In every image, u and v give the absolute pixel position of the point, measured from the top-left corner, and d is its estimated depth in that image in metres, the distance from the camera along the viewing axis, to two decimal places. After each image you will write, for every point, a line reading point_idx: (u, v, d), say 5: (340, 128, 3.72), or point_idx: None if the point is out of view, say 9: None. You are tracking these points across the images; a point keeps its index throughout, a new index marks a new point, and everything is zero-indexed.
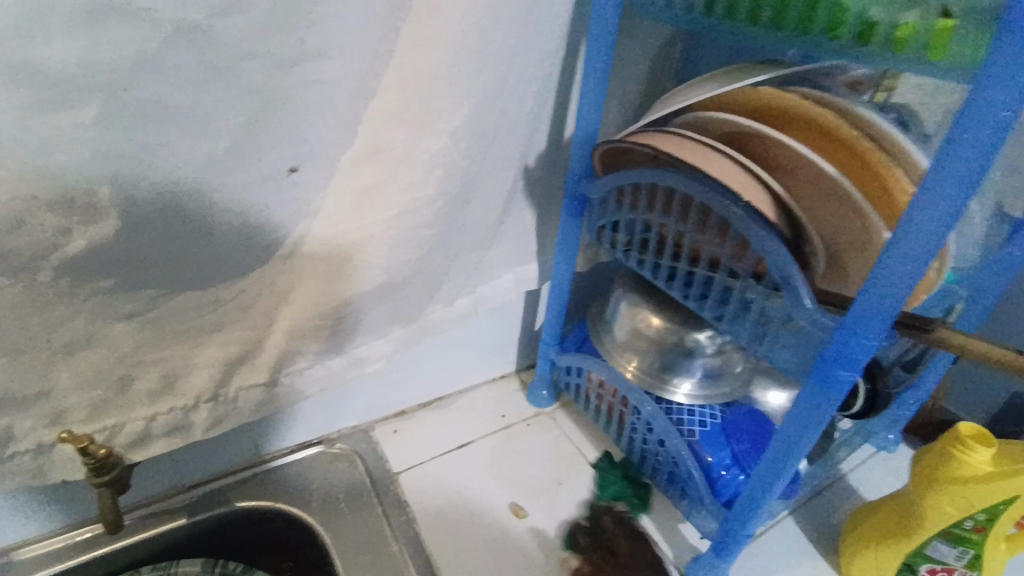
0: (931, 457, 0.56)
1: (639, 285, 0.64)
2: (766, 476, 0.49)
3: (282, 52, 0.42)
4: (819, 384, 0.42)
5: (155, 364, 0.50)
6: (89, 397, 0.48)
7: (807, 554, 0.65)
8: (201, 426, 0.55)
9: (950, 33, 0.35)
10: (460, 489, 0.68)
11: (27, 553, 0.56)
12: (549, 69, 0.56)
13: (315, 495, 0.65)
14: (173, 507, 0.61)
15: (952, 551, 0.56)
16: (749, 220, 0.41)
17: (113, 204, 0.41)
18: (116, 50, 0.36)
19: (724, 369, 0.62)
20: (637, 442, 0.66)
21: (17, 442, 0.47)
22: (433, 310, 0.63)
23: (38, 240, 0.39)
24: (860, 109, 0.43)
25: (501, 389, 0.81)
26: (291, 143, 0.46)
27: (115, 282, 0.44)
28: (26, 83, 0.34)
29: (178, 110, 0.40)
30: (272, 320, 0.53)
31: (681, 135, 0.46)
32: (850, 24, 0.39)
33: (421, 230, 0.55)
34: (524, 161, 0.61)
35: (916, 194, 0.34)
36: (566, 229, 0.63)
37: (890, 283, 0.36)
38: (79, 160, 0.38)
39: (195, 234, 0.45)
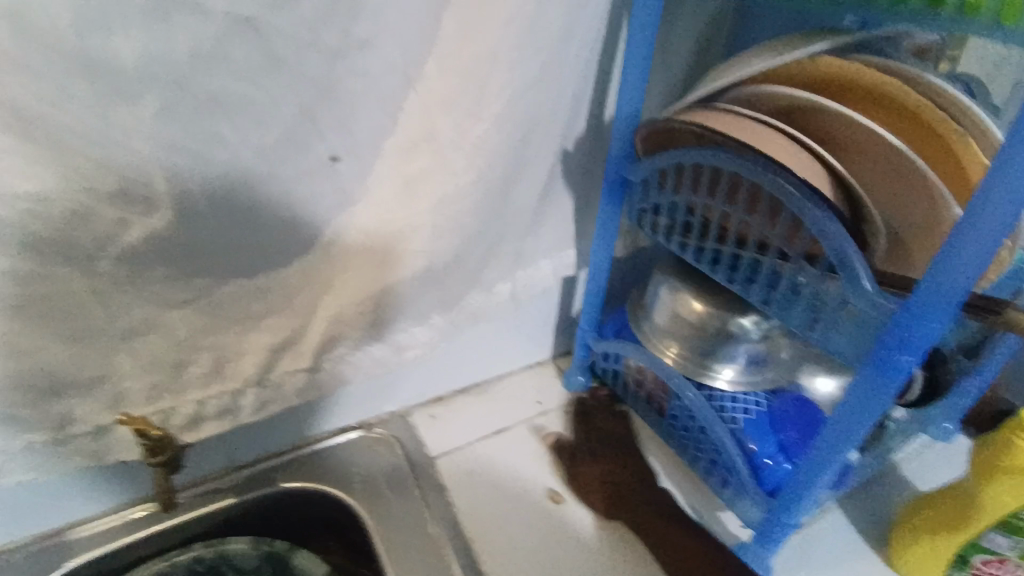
0: (988, 445, 0.53)
1: (680, 271, 0.62)
2: (817, 465, 0.48)
3: (327, 40, 0.42)
4: (876, 371, 0.40)
5: (206, 351, 0.52)
6: (146, 381, 0.50)
7: (855, 546, 0.63)
8: (249, 410, 0.57)
9: None
10: (497, 474, 0.69)
11: (79, 532, 0.59)
12: (591, 48, 0.54)
13: (357, 477, 0.67)
14: (224, 486, 0.63)
15: (1007, 542, 0.53)
16: (804, 200, 0.40)
17: (165, 196, 0.42)
18: (168, 44, 0.37)
19: (770, 356, 0.61)
20: (679, 429, 0.65)
21: (80, 424, 0.49)
22: (471, 297, 0.63)
23: (98, 233, 0.41)
24: (929, 77, 0.40)
25: (538, 376, 0.81)
26: (334, 132, 0.46)
27: (169, 272, 0.46)
28: (83, 79, 0.36)
29: (225, 101, 0.41)
30: (315, 306, 0.54)
31: (732, 112, 0.44)
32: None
33: (460, 217, 0.54)
34: (564, 145, 0.60)
35: (991, 169, 0.32)
36: (606, 213, 0.62)
37: (960, 265, 0.34)
38: (135, 153, 0.39)
39: (243, 224, 0.47)
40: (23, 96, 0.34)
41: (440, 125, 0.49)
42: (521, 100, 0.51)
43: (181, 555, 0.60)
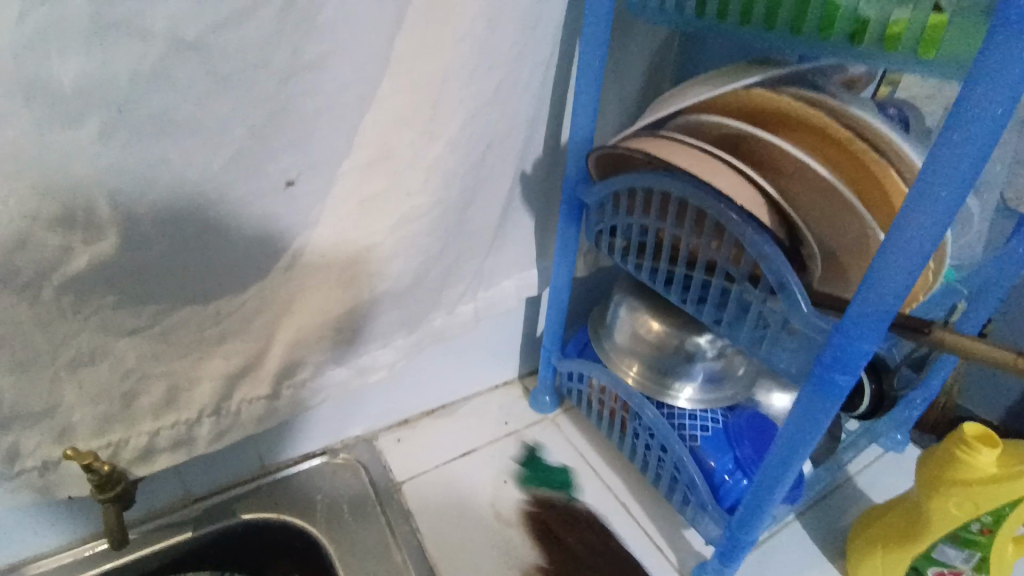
0: (932, 459, 0.55)
1: (639, 290, 0.64)
2: (769, 481, 0.49)
3: (278, 66, 0.42)
4: (818, 389, 0.41)
5: (159, 379, 0.51)
6: (94, 412, 0.49)
7: (815, 558, 0.64)
8: (204, 440, 0.55)
9: (942, 29, 0.35)
10: (464, 497, 0.68)
11: (37, 568, 0.56)
12: (544, 74, 0.56)
13: (319, 505, 0.65)
14: (178, 521, 0.61)
15: (959, 554, 0.56)
16: (742, 224, 0.41)
17: (113, 222, 0.42)
18: (115, 72, 0.37)
19: (727, 373, 0.62)
20: (640, 448, 0.64)
21: (23, 459, 0.47)
22: (435, 318, 0.63)
23: (40, 259, 0.40)
24: (857, 110, 0.42)
25: (505, 396, 0.81)
26: (288, 156, 0.46)
27: (118, 299, 0.45)
28: (25, 105, 0.35)
29: (175, 127, 0.41)
30: (274, 331, 0.54)
31: (676, 140, 0.46)
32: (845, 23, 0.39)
33: (419, 239, 0.54)
34: (522, 168, 0.61)
35: (908, 196, 0.33)
36: (565, 233, 0.63)
37: (886, 284, 0.35)
38: (81, 178, 0.39)
39: (197, 248, 0.46)
40: None
41: (395, 149, 0.49)
42: (477, 123, 0.52)
43: None
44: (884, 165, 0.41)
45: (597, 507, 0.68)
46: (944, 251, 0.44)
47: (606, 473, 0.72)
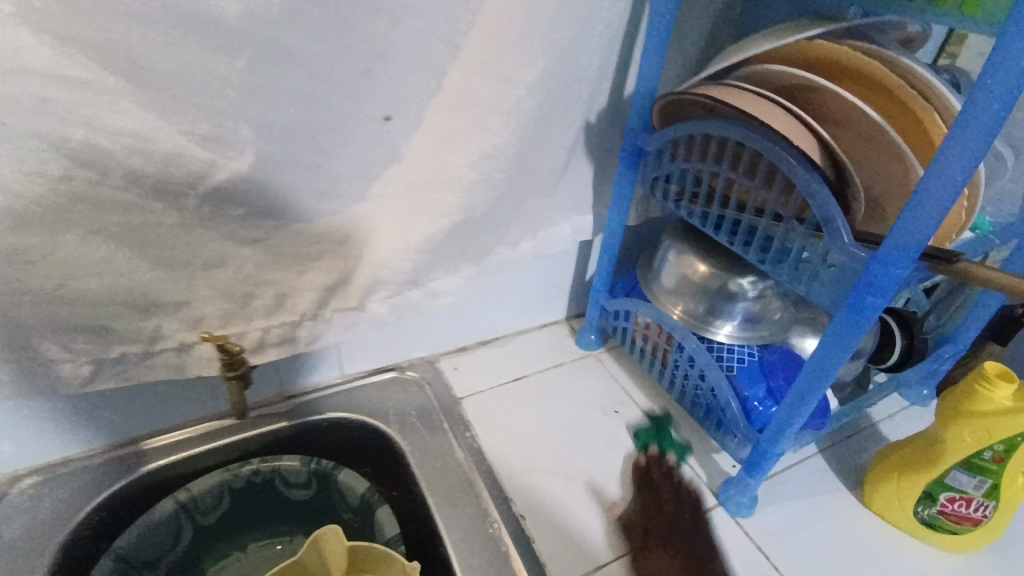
0: (954, 395, 0.59)
1: (687, 236, 0.70)
2: (798, 400, 0.55)
3: (392, 11, 0.49)
4: (850, 312, 0.47)
5: (272, 285, 0.60)
6: (221, 307, 0.58)
7: (831, 487, 0.70)
8: (303, 341, 0.65)
9: None
10: (514, 415, 0.76)
11: (155, 443, 0.67)
12: (617, 27, 0.61)
13: (391, 410, 0.74)
14: (278, 411, 0.72)
15: (971, 481, 0.59)
16: (794, 163, 0.46)
17: (250, 141, 0.50)
18: (267, 11, 0.45)
19: (763, 315, 0.67)
20: (679, 378, 0.71)
21: (165, 339, 0.57)
22: (500, 252, 0.71)
23: (192, 171, 0.49)
24: (911, 62, 0.46)
25: (552, 333, 0.88)
26: (390, 93, 0.54)
27: (245, 211, 0.54)
28: (200, 36, 0.44)
29: (305, 62, 0.48)
30: (364, 253, 0.62)
31: (739, 88, 0.51)
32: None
33: (495, 174, 0.61)
34: (587, 117, 0.67)
35: (949, 134, 0.38)
36: (622, 181, 0.69)
37: (918, 215, 0.41)
38: (228, 102, 0.47)
39: (308, 170, 0.54)
40: (144, 46, 0.42)
41: (482, 90, 0.56)
42: (554, 70, 0.58)
43: (241, 467, 0.67)
44: (931, 112, 0.45)
45: (636, 431, 0.75)
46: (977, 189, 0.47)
47: (645, 404, 0.79)
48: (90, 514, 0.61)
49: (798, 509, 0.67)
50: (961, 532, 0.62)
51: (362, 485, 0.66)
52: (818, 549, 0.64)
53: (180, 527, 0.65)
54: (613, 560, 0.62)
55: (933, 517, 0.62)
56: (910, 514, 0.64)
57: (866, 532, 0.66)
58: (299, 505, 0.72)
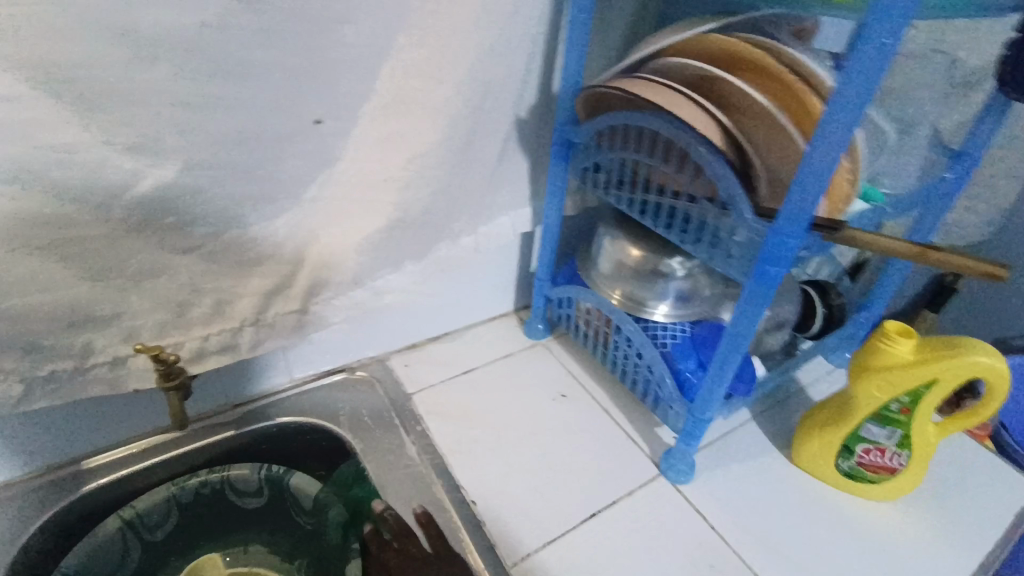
0: (861, 355, 0.65)
1: (620, 223, 0.73)
2: (722, 366, 0.60)
3: (315, 16, 0.50)
4: (756, 280, 0.52)
5: (210, 293, 0.59)
6: (156, 318, 0.58)
7: (765, 448, 0.75)
8: (245, 347, 0.64)
9: None
10: (467, 407, 0.78)
11: (95, 463, 0.65)
12: (540, 26, 0.64)
13: (344, 411, 0.75)
14: (224, 421, 0.71)
15: (883, 432, 0.65)
16: (700, 147, 0.50)
17: (176, 150, 0.50)
18: (185, 19, 0.45)
19: (694, 292, 0.71)
20: (619, 358, 0.74)
21: (98, 355, 0.56)
22: (441, 248, 0.72)
23: (114, 181, 0.48)
24: (793, 52, 0.51)
25: (501, 325, 0.91)
26: (320, 97, 0.55)
27: (176, 220, 0.53)
28: (117, 45, 0.43)
29: (228, 68, 0.49)
30: (303, 255, 0.62)
31: (649, 80, 0.54)
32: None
33: (429, 171, 0.63)
34: (518, 113, 0.69)
35: (826, 112, 0.43)
36: (555, 173, 0.72)
37: (804, 188, 0.46)
38: (151, 109, 0.47)
39: (239, 175, 0.54)
40: (57, 54, 0.42)
41: (410, 91, 0.57)
42: (479, 69, 0.60)
43: (189, 479, 0.66)
44: (812, 95, 0.49)
45: (583, 413, 0.78)
46: (858, 161, 0.52)
47: (592, 387, 0.82)
48: (29, 540, 0.58)
49: (735, 473, 0.72)
50: (882, 481, 0.68)
51: (314, 486, 0.67)
52: (754, 506, 0.68)
53: (127, 545, 0.64)
54: (565, 536, 0.65)
55: (854, 468, 0.68)
56: (834, 468, 0.69)
57: (796, 489, 0.71)
58: (253, 513, 0.71)
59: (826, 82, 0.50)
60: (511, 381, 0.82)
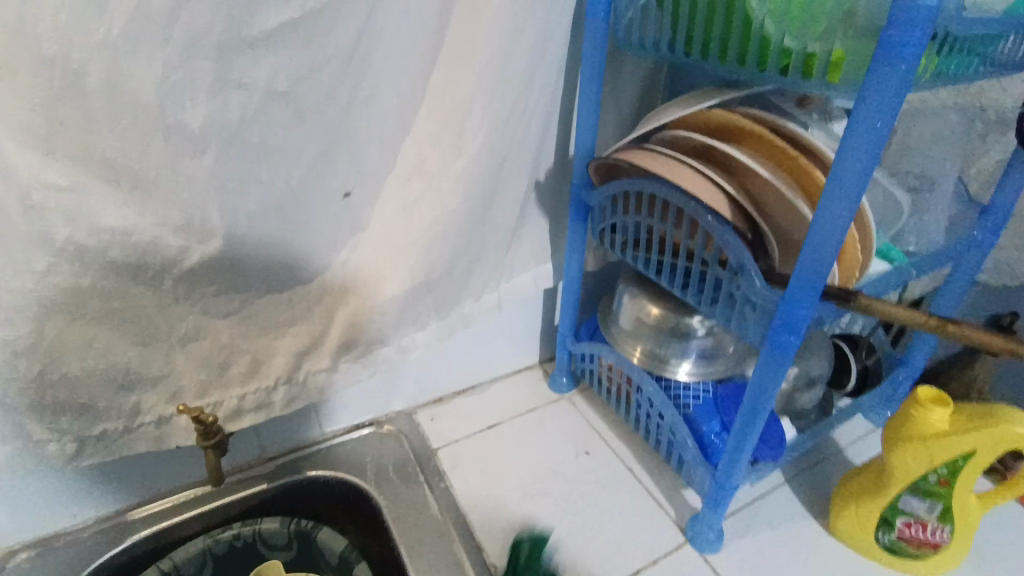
0: (894, 421, 0.62)
1: (638, 281, 0.74)
2: (743, 432, 0.59)
3: (341, 103, 0.55)
4: (771, 349, 0.52)
5: (247, 353, 0.63)
6: (198, 377, 0.61)
7: (797, 513, 0.72)
8: (279, 404, 0.67)
9: (844, 60, 0.43)
10: (490, 462, 0.78)
11: (140, 513, 0.69)
12: (551, 103, 0.68)
13: (370, 465, 0.77)
14: (258, 473, 0.74)
15: (922, 504, 0.61)
16: (707, 217, 0.52)
17: (219, 227, 0.55)
18: (227, 114, 0.50)
19: (718, 350, 0.71)
20: (642, 417, 0.74)
21: (145, 414, 0.60)
22: (465, 305, 0.74)
23: (165, 256, 0.53)
24: (794, 126, 0.52)
25: (526, 378, 0.92)
26: (349, 174, 0.59)
27: (216, 287, 0.58)
28: (166, 140, 0.49)
29: (262, 152, 0.53)
30: (333, 314, 0.65)
31: (657, 152, 0.57)
32: (796, 52, 0.46)
33: (451, 237, 0.65)
34: (535, 178, 0.72)
35: (828, 189, 0.44)
36: (574, 233, 0.74)
37: (813, 260, 0.46)
38: (197, 193, 0.52)
39: (275, 247, 0.59)
40: (119, 153, 0.47)
41: (429, 165, 0.61)
42: (498, 141, 0.63)
43: (224, 532, 0.69)
44: (813, 167, 0.50)
45: (607, 472, 0.78)
46: (868, 228, 0.52)
47: (616, 443, 0.82)
48: None
49: (764, 540, 0.69)
50: (924, 556, 0.64)
51: (341, 544, 0.69)
52: None
53: None
54: None
55: (893, 542, 0.64)
56: (873, 540, 0.65)
57: (833, 560, 0.67)
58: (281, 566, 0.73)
59: (824, 151, 0.52)
60: (536, 433, 0.83)
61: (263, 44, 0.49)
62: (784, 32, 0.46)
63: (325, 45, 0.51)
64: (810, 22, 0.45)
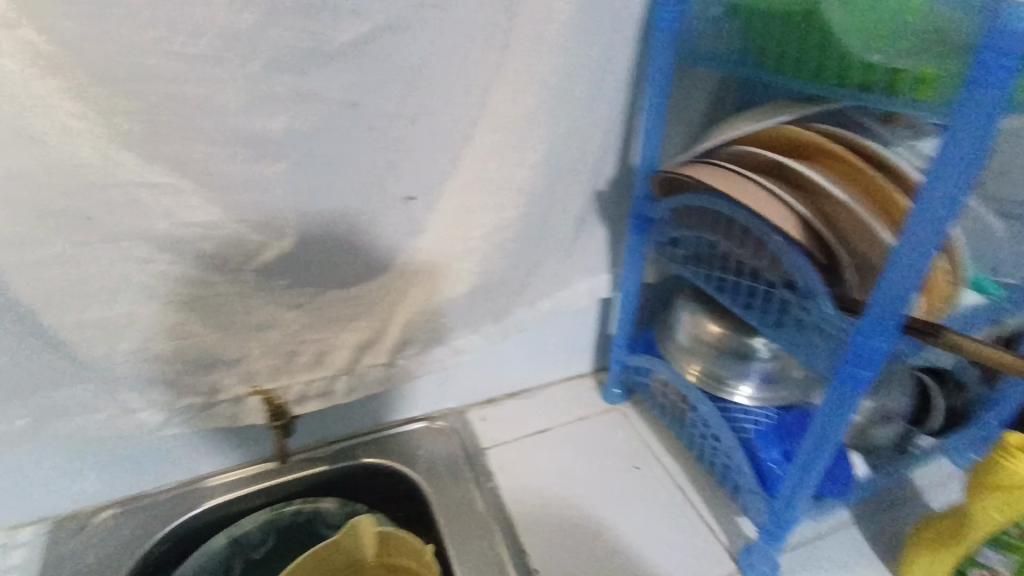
0: (980, 467, 0.56)
1: (698, 297, 0.72)
2: (805, 465, 0.56)
3: (407, 112, 0.58)
4: (841, 382, 0.49)
5: (313, 343, 0.67)
6: (270, 363, 0.66)
7: (863, 555, 0.67)
8: (340, 393, 0.71)
9: (932, 78, 0.43)
10: (538, 468, 0.79)
11: (215, 481, 0.75)
12: (613, 115, 0.67)
13: (422, 459, 0.79)
14: (318, 456, 0.78)
15: (999, 557, 0.56)
16: (774, 238, 0.49)
17: (293, 225, 0.59)
18: (303, 123, 0.54)
19: (783, 375, 0.68)
20: (697, 437, 0.71)
21: (224, 391, 0.65)
22: (520, 311, 0.75)
23: (245, 250, 0.58)
24: (876, 145, 0.50)
25: (578, 386, 0.91)
26: (413, 179, 0.62)
27: (287, 281, 0.62)
28: (250, 147, 0.53)
29: (333, 158, 0.57)
30: (393, 313, 0.68)
31: (724, 168, 0.55)
32: (878, 69, 0.45)
33: (508, 244, 0.66)
34: (595, 188, 0.72)
35: (911, 217, 0.41)
36: (634, 245, 0.73)
37: (892, 291, 0.43)
38: (275, 195, 0.57)
39: (342, 246, 0.63)
40: (210, 158, 0.52)
41: (489, 172, 0.62)
42: (557, 151, 0.63)
43: (287, 506, 0.74)
44: (896, 190, 0.47)
45: (656, 490, 0.76)
46: (958, 258, 0.48)
47: (667, 461, 0.80)
48: (157, 543, 0.70)
49: None
50: None
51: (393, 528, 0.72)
52: None
53: (233, 557, 0.73)
54: None
55: None
56: None
57: None
58: None
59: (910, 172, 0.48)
60: (585, 443, 0.82)
61: (337, 58, 0.52)
62: (867, 47, 0.45)
63: (394, 59, 0.55)
64: (892, 40, 0.43)
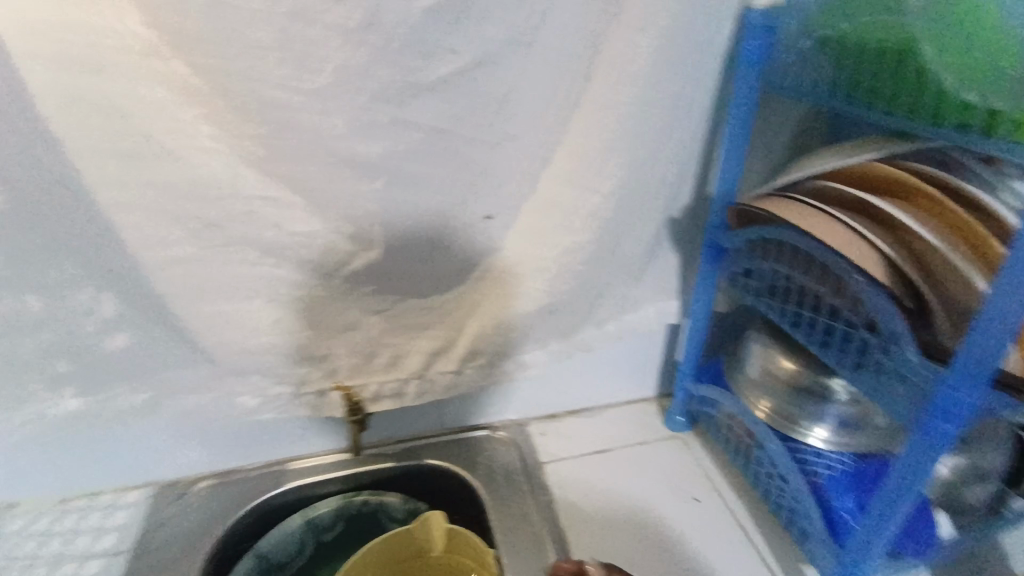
0: None
1: (771, 330, 0.70)
2: (881, 517, 0.53)
3: (490, 138, 0.62)
4: (923, 433, 0.46)
5: (389, 347, 0.72)
6: (351, 362, 0.71)
7: None
8: (411, 395, 0.75)
9: None
10: (595, 488, 0.79)
11: (295, 465, 0.83)
12: (692, 144, 0.67)
13: (482, 466, 0.82)
14: (386, 452, 0.83)
15: None
16: (855, 277, 0.48)
17: (381, 237, 0.64)
18: (396, 146, 0.60)
19: (863, 421, 0.64)
20: (762, 475, 0.69)
21: (310, 384, 0.71)
22: (586, 331, 0.77)
23: (338, 257, 0.64)
24: (971, 186, 0.48)
25: (641, 410, 0.91)
26: (492, 200, 0.65)
27: (372, 288, 0.68)
28: (349, 166, 0.59)
29: (421, 178, 0.62)
30: (464, 325, 0.72)
31: (804, 203, 0.54)
32: (977, 110, 0.43)
33: (579, 265, 0.68)
34: (669, 215, 0.72)
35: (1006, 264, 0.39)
36: (706, 273, 0.72)
37: (982, 341, 0.41)
38: (367, 209, 0.62)
39: (423, 259, 0.67)
40: (315, 176, 0.59)
41: (564, 196, 0.64)
42: (633, 177, 0.64)
43: (358, 496, 0.79)
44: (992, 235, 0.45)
45: (716, 525, 0.74)
46: None
47: (729, 496, 0.78)
48: (241, 515, 0.77)
49: None
50: None
51: None
52: None
53: (306, 538, 0.79)
54: None
55: None
56: None
57: None
58: None
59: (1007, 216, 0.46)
60: (644, 468, 0.82)
61: (430, 88, 0.57)
62: (966, 85, 0.43)
63: (482, 90, 0.59)
64: (993, 81, 0.42)
